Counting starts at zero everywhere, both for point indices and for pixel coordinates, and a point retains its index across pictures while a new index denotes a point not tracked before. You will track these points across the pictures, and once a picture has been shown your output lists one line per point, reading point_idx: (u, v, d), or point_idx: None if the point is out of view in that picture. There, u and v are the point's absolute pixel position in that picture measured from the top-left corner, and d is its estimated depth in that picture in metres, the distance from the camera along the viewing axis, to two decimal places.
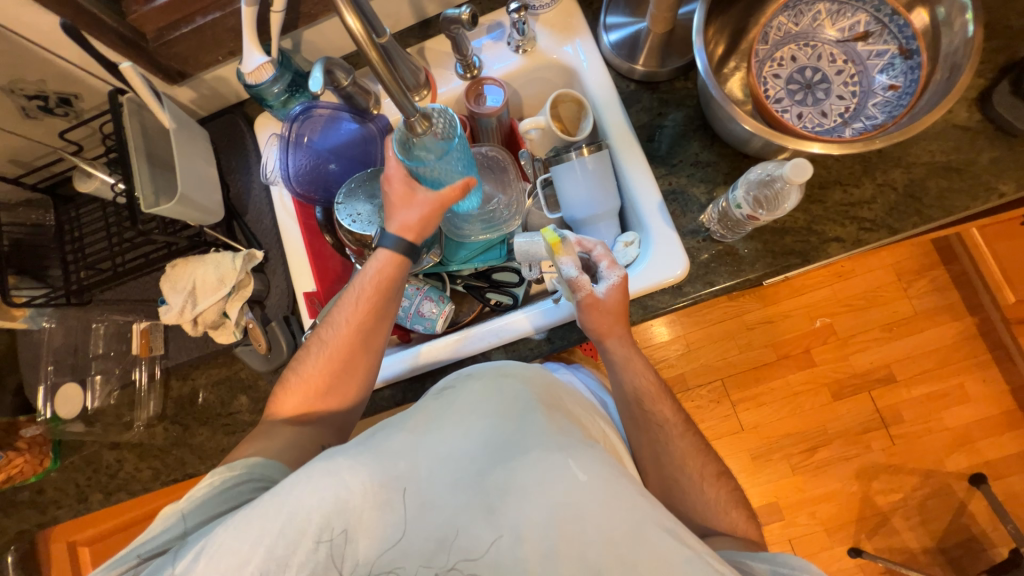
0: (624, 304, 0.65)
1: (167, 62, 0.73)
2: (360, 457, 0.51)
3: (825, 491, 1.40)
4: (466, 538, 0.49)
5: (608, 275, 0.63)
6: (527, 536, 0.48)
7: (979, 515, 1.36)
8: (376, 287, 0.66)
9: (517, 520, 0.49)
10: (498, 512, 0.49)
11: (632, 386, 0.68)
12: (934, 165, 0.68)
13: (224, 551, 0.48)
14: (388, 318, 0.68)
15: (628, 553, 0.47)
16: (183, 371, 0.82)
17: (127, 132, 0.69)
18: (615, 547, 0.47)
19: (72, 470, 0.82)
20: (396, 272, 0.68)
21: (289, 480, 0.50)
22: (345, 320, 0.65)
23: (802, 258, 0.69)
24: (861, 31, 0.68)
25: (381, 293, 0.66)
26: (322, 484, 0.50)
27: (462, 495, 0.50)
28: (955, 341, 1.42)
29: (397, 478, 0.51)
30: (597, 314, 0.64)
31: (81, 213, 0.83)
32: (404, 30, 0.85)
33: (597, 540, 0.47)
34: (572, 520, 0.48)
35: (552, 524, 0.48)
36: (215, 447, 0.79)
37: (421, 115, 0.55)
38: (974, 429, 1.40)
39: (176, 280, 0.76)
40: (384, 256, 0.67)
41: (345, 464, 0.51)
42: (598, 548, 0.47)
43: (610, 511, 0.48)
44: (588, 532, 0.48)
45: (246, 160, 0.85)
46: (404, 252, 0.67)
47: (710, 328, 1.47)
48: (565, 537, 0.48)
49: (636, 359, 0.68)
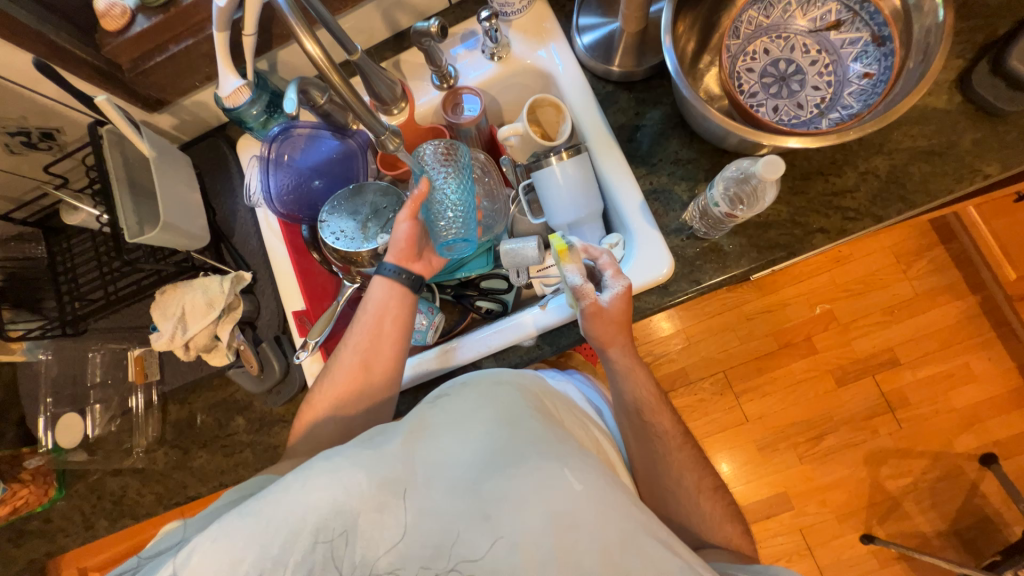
0: (629, 313, 0.64)
1: (144, 91, 0.74)
2: (358, 458, 0.52)
3: (834, 478, 1.39)
4: (457, 542, 0.50)
5: (611, 284, 0.63)
6: (524, 541, 0.49)
7: (991, 495, 1.34)
8: (375, 312, 0.70)
9: (512, 526, 0.49)
10: (493, 519, 0.50)
11: (633, 396, 0.68)
12: (917, 150, 0.67)
13: (218, 548, 0.48)
14: (387, 343, 0.69)
15: (620, 559, 0.48)
16: (180, 395, 0.82)
17: (109, 163, 0.70)
18: (608, 555, 0.48)
19: (77, 498, 0.83)
20: (390, 296, 0.70)
21: (284, 481, 0.51)
22: (346, 341, 0.70)
23: (786, 252, 0.68)
24: (832, 20, 0.68)
25: (375, 316, 0.70)
26: (321, 485, 0.50)
27: (459, 503, 0.51)
28: (958, 320, 1.41)
29: (395, 480, 0.52)
30: (601, 323, 0.64)
31: (72, 244, 0.84)
32: (379, 45, 0.85)
33: (590, 547, 0.48)
34: (568, 529, 0.49)
35: (546, 532, 0.49)
36: (215, 469, 0.80)
37: (390, 132, 0.62)
38: (982, 409, 1.38)
39: (166, 306, 0.76)
40: (378, 282, 0.71)
41: (343, 463, 0.51)
42: (591, 556, 0.48)
43: (606, 520, 0.49)
44: (584, 540, 0.48)
45: (230, 183, 0.85)
46: (407, 285, 0.71)
47: (709, 321, 1.46)
48: (562, 546, 0.49)
49: (635, 363, 0.68)
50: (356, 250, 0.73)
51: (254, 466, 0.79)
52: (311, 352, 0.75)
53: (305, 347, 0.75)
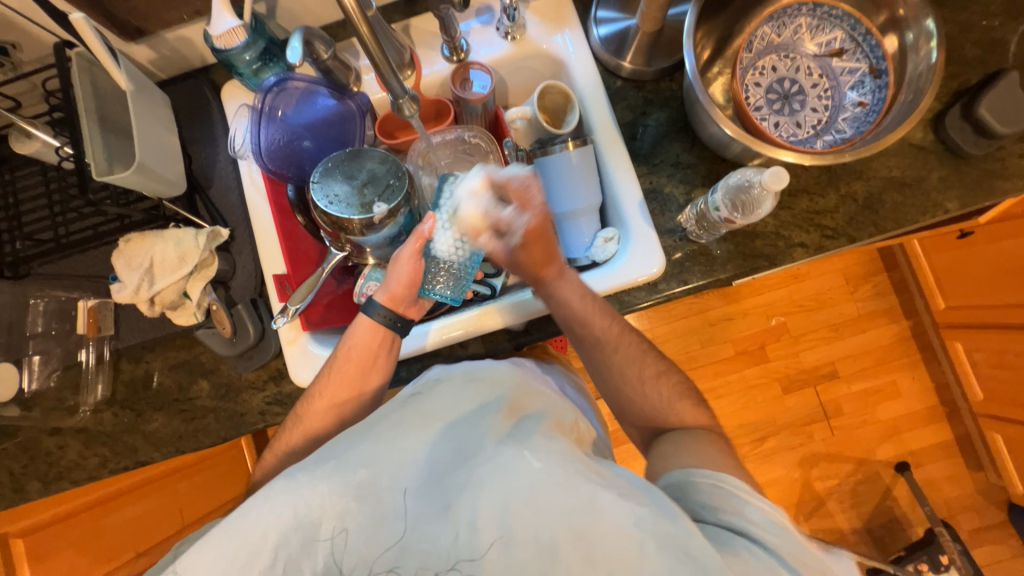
0: (536, 251, 0.63)
1: (123, 16, 0.67)
2: (319, 470, 0.51)
3: (772, 477, 1.50)
4: (427, 540, 0.48)
5: (515, 219, 0.62)
6: (484, 525, 0.48)
7: (901, 498, 1.50)
8: (350, 355, 0.65)
9: (474, 514, 0.48)
10: (455, 509, 0.49)
11: (569, 310, 0.65)
12: (891, 179, 0.73)
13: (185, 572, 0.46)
14: (363, 393, 0.66)
15: (582, 526, 0.46)
16: (136, 353, 0.76)
17: (77, 91, 0.63)
18: (570, 524, 0.46)
19: (6, 457, 0.75)
20: (371, 340, 0.66)
21: (248, 502, 0.50)
22: (321, 391, 0.65)
23: (769, 262, 0.72)
24: (836, 48, 0.73)
25: (356, 363, 0.65)
26: (281, 502, 0.49)
27: (424, 498, 0.50)
28: (892, 341, 1.55)
29: (358, 486, 0.50)
30: (517, 267, 0.67)
31: (16, 177, 0.76)
32: (389, 5, 0.81)
33: (551, 518, 0.47)
34: (527, 504, 0.48)
35: (508, 511, 0.48)
36: (171, 434, 0.75)
37: (409, 97, 0.61)
38: (902, 422, 1.54)
39: (131, 256, 0.71)
40: (361, 324, 0.66)
41: (304, 480, 0.50)
42: (553, 527, 0.46)
43: (565, 491, 0.48)
44: (543, 512, 0.47)
45: (210, 130, 0.79)
46: (384, 324, 0.66)
47: (675, 323, 1.53)
48: (521, 522, 0.47)
49: (553, 276, 0.65)
50: (349, 216, 0.68)
51: (216, 433, 0.75)
52: (290, 318, 0.71)
53: (284, 313, 0.71)
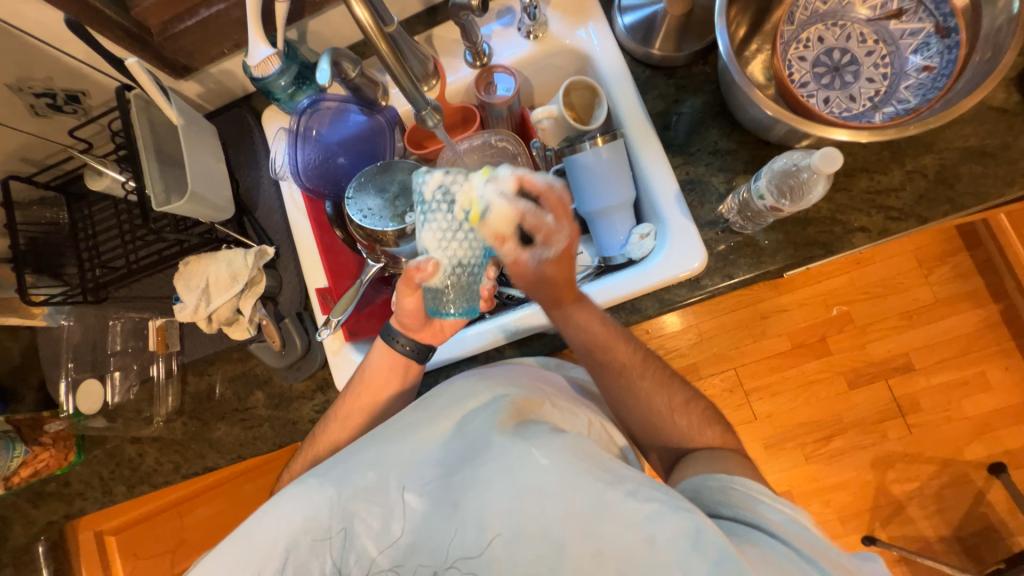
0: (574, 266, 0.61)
1: (172, 56, 0.73)
2: (326, 475, 0.53)
3: (839, 480, 1.39)
4: (434, 538, 0.48)
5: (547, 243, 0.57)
6: (492, 524, 0.47)
7: (997, 504, 1.34)
8: (368, 378, 0.67)
9: (482, 511, 0.48)
10: (464, 507, 0.49)
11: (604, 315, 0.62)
12: (968, 149, 0.65)
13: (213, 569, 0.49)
14: (381, 416, 0.67)
15: (592, 523, 0.45)
16: (200, 366, 0.82)
17: (136, 129, 0.69)
18: (578, 522, 0.45)
19: (96, 463, 0.83)
20: (388, 368, 0.67)
21: (269, 502, 0.53)
22: (336, 413, 0.67)
23: (824, 250, 0.66)
24: (893, 9, 0.66)
25: (372, 382, 0.67)
26: (298, 503, 0.51)
27: (430, 490, 0.51)
28: (978, 327, 1.39)
29: (365, 488, 0.52)
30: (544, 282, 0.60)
31: (92, 211, 0.84)
32: (412, 17, 0.82)
33: (560, 516, 0.45)
34: (535, 502, 0.47)
35: (516, 511, 0.47)
36: (233, 442, 0.80)
37: (431, 108, 0.61)
38: (995, 419, 1.37)
39: (190, 278, 0.76)
40: (378, 349, 0.68)
41: (316, 483, 0.53)
42: (561, 523, 0.45)
43: (574, 490, 0.46)
44: (551, 509, 0.46)
45: (254, 154, 0.84)
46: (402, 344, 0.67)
47: (724, 318, 1.41)
48: (529, 518, 0.46)
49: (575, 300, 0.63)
50: (383, 228, 0.70)
51: (272, 440, 0.79)
52: (333, 331, 0.75)
53: (328, 325, 0.74)
